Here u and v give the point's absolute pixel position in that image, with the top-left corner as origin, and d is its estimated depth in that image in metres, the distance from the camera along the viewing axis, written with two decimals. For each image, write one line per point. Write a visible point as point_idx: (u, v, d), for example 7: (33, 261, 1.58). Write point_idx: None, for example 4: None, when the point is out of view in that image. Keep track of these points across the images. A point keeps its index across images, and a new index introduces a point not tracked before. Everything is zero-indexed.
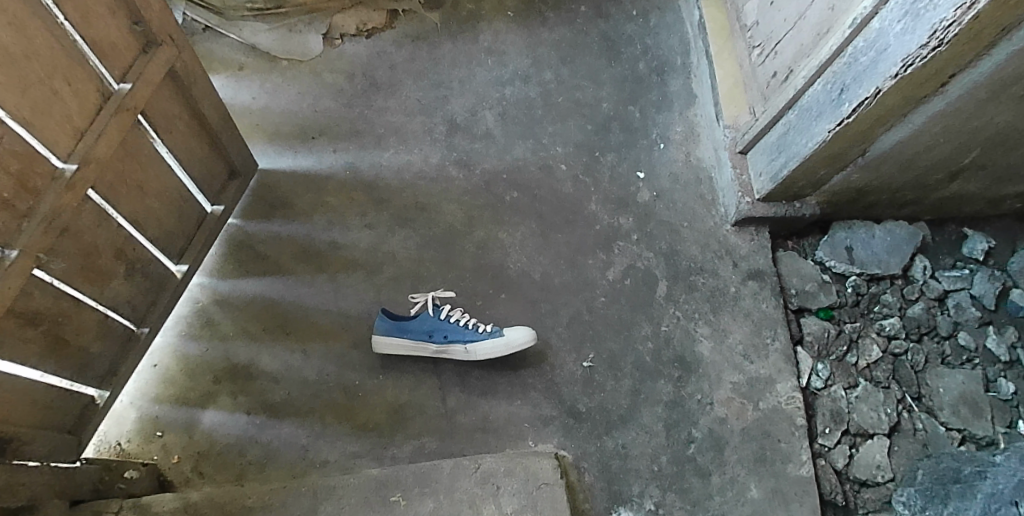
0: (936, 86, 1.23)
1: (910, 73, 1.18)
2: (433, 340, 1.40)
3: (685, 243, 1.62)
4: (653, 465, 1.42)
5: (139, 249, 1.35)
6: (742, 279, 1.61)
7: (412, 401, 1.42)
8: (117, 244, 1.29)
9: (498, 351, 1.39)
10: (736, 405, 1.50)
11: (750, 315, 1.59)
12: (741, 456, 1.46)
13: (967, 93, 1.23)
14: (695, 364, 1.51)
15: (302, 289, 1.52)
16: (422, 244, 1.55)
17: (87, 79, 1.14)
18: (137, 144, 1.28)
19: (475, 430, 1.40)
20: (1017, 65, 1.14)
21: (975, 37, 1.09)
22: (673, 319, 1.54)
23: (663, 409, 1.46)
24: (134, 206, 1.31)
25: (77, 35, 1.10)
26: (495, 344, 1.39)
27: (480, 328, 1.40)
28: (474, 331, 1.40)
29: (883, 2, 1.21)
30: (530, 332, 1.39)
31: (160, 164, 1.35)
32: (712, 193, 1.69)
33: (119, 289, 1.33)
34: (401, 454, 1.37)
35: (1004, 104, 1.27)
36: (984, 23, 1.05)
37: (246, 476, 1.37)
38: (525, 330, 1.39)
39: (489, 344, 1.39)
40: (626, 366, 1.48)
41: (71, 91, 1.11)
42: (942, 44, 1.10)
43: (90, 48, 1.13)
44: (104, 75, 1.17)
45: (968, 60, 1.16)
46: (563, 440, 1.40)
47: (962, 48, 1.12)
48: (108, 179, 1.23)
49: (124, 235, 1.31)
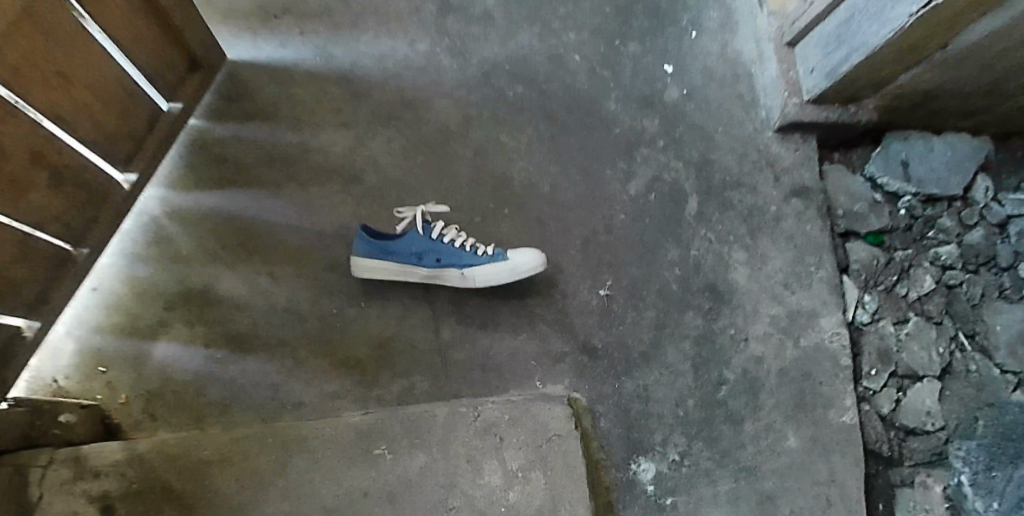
0: None
1: None
2: (423, 263, 1.17)
3: (720, 152, 1.36)
4: (678, 410, 1.23)
5: (68, 155, 1.07)
6: (785, 196, 1.37)
7: (398, 335, 1.19)
8: (35, 145, 1.01)
9: (501, 277, 1.16)
10: (774, 343, 1.30)
11: (793, 239, 1.36)
12: (778, 401, 1.28)
13: None
14: (729, 294, 1.29)
15: (270, 203, 1.25)
16: (409, 148, 1.27)
17: None
18: (48, 13, 0.97)
19: (473, 368, 1.18)
20: None
21: None
22: (703, 242, 1.30)
23: (691, 345, 1.25)
24: (55, 98, 1.02)
25: None
26: (498, 269, 1.16)
27: (479, 251, 1.17)
28: (473, 254, 1.17)
29: None
30: (541, 257, 1.17)
31: (89, 46, 1.05)
32: (751, 93, 1.41)
33: (46, 203, 1.06)
34: (387, 396, 1.17)
35: None
36: None
37: (207, 419, 1.14)
38: (534, 253, 1.17)
39: (491, 269, 1.16)
40: (649, 296, 1.25)
41: None
42: None
43: None
44: None
45: None
46: (576, 381, 1.20)
47: None
48: (5, 58, 0.93)
49: (43, 135, 1.02)
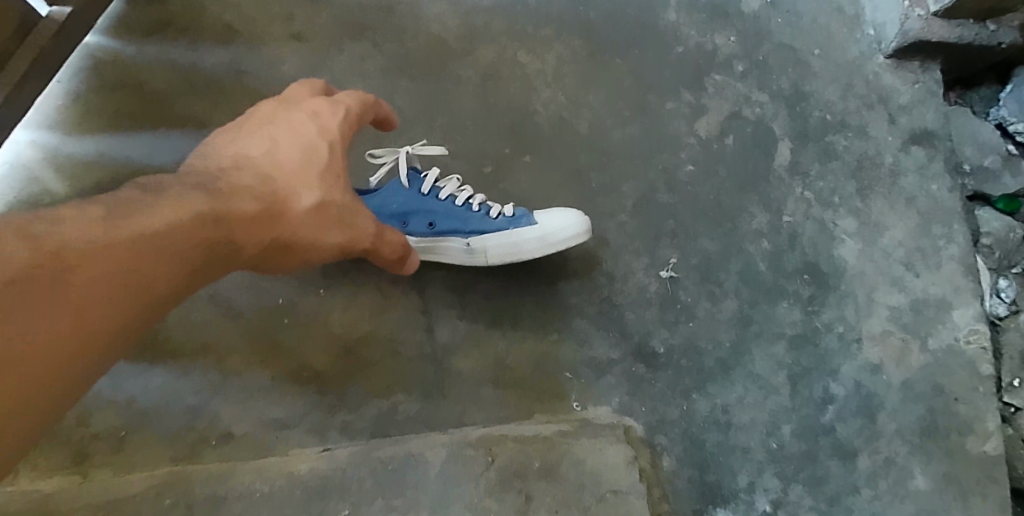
0: None
1: None
2: (411, 229, 0.80)
3: (817, 82, 0.99)
4: (769, 442, 0.87)
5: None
6: (903, 144, 1.00)
7: (375, 334, 0.82)
8: None
9: (527, 251, 0.79)
10: (896, 344, 0.94)
11: (915, 201, 0.99)
12: (901, 426, 0.91)
13: None
14: (835, 277, 0.93)
15: (193, 147, 0.86)
16: (389, 69, 0.90)
17: None
18: None
19: (481, 383, 0.81)
20: None
21: None
22: (799, 204, 0.94)
23: (786, 349, 0.89)
24: None
25: None
26: (522, 239, 0.79)
27: (490, 212, 0.80)
28: (484, 216, 0.80)
29: None
30: (587, 220, 0.80)
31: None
32: (854, 5, 1.05)
33: None
34: (354, 425, 0.79)
35: None
36: None
37: (91, 462, 0.76)
38: (575, 215, 0.80)
39: (511, 237, 0.79)
40: (727, 279, 0.89)
41: None
42: None
43: None
44: None
45: None
46: (629, 401, 0.84)
47: None
48: None
49: None
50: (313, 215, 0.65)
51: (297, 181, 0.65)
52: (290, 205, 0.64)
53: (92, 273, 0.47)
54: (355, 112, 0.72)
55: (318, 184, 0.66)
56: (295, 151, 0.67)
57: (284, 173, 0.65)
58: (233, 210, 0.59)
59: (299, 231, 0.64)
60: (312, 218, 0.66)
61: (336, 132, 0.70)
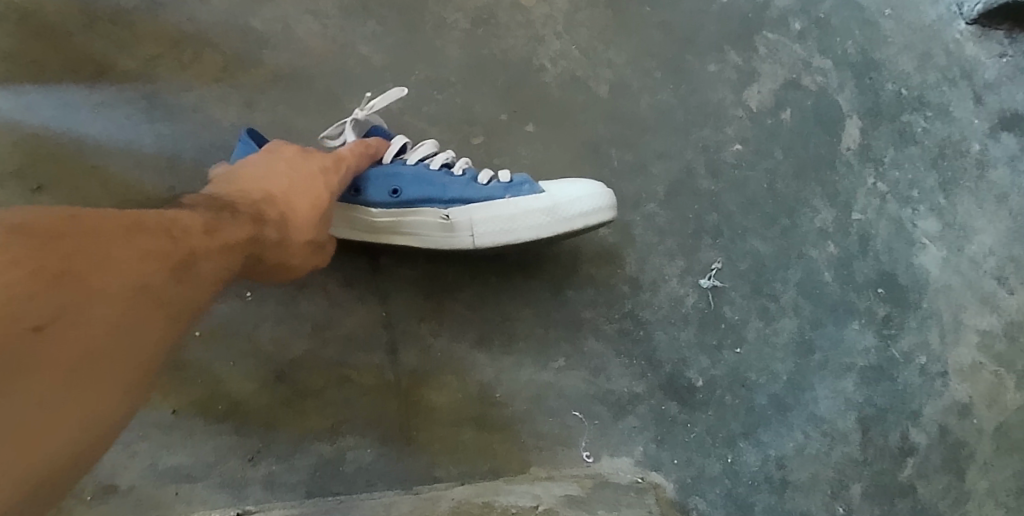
0: None
1: None
2: (370, 198, 0.60)
3: (890, 49, 0.80)
4: (834, 505, 0.67)
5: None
6: (993, 129, 0.81)
7: (319, 355, 0.61)
8: None
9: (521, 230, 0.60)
10: (989, 380, 0.74)
11: (1007, 199, 0.79)
12: (994, 485, 0.72)
13: None
14: (915, 292, 0.73)
15: (84, 103, 0.64)
16: (351, 4, 0.68)
17: None
18: None
19: (459, 422, 0.61)
20: None
21: None
22: (870, 199, 0.74)
23: (856, 384, 0.69)
24: None
25: None
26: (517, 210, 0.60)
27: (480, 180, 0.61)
28: (470, 183, 0.61)
29: None
30: (608, 193, 0.61)
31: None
32: None
33: None
34: (286, 479, 0.59)
35: None
36: None
37: None
38: (591, 186, 0.61)
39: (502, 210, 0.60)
40: (784, 291, 0.69)
41: None
42: None
43: None
44: None
45: None
46: (656, 450, 0.63)
47: None
48: None
49: None
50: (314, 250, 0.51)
51: (315, 208, 0.51)
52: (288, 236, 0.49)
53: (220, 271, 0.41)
54: (352, 163, 0.56)
55: (325, 222, 0.52)
56: (307, 182, 0.51)
57: (301, 197, 0.50)
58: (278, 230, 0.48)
59: (295, 262, 0.50)
60: (310, 252, 0.51)
61: (342, 169, 0.55)
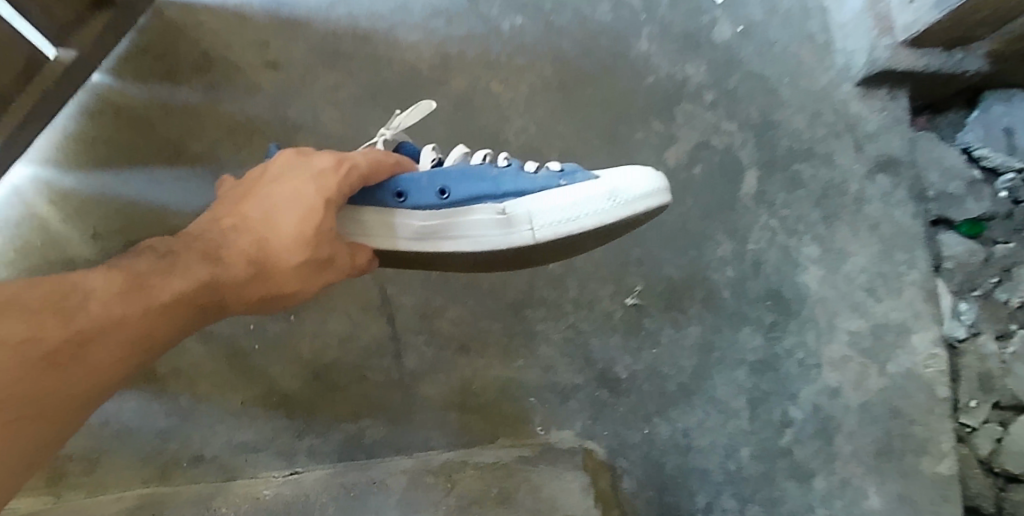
0: None
1: None
2: (421, 200, 0.75)
3: (786, 111, 1.02)
4: (727, 463, 0.90)
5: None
6: (869, 172, 1.03)
7: (344, 360, 0.85)
8: None
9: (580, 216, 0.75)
10: (855, 369, 0.97)
11: (878, 228, 1.02)
12: (857, 448, 0.95)
13: None
14: (797, 303, 0.96)
15: (169, 179, 0.87)
16: (363, 96, 0.90)
17: None
18: None
19: (446, 407, 0.84)
20: None
21: None
22: (763, 232, 0.97)
23: (746, 374, 0.92)
24: None
25: None
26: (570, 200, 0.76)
27: (512, 174, 0.77)
28: (507, 180, 0.77)
29: None
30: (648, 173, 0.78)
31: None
32: (826, 33, 1.07)
33: None
34: (323, 448, 0.83)
35: None
36: None
37: (70, 479, 0.83)
38: (622, 170, 0.78)
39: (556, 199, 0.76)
40: (692, 305, 0.92)
41: None
42: None
43: None
44: None
45: None
46: (591, 425, 0.87)
47: None
48: None
49: None
50: (305, 266, 0.64)
51: (293, 236, 0.64)
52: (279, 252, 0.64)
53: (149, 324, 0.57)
54: (363, 168, 0.69)
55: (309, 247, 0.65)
56: (287, 216, 0.64)
57: (280, 229, 0.64)
58: (236, 270, 0.62)
59: (277, 285, 0.64)
60: (301, 271, 0.65)
61: (344, 171, 0.67)
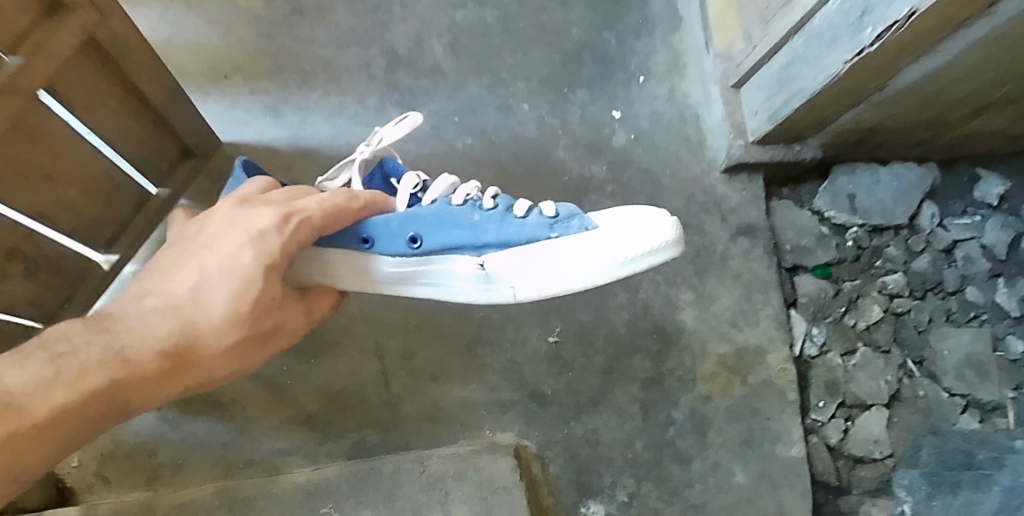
0: (983, 5, 1.03)
1: None
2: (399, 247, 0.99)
3: (667, 196, 1.41)
4: (626, 452, 1.27)
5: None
6: (732, 236, 1.41)
7: (350, 389, 1.22)
8: (10, 242, 0.93)
9: (560, 285, 1.00)
10: (723, 381, 1.33)
11: (739, 276, 1.39)
12: (725, 439, 1.30)
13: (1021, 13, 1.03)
14: (676, 335, 1.33)
15: None
16: None
17: None
18: (38, 129, 0.89)
19: (423, 419, 1.21)
20: None
21: None
22: (651, 285, 1.35)
23: (639, 388, 1.29)
24: (47, 203, 0.95)
25: None
26: (548, 255, 1.00)
27: (484, 225, 1.00)
28: (477, 230, 1.00)
29: None
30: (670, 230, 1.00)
31: (47, 117, 0.89)
32: (699, 135, 1.46)
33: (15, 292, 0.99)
34: (337, 450, 1.20)
35: None
36: None
37: (160, 479, 1.18)
38: (632, 220, 1.00)
39: (531, 254, 1.00)
40: (598, 340, 1.29)
41: None
42: None
43: None
44: None
45: None
46: (525, 428, 1.24)
47: None
48: None
49: (21, 234, 0.95)
50: (227, 348, 0.85)
51: (223, 320, 0.84)
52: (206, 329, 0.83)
53: (14, 446, 0.71)
54: (316, 224, 0.90)
55: (230, 332, 0.84)
56: (219, 301, 0.84)
57: (212, 315, 0.84)
58: (147, 366, 0.79)
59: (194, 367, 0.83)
60: (225, 352, 0.85)
61: (289, 230, 0.88)
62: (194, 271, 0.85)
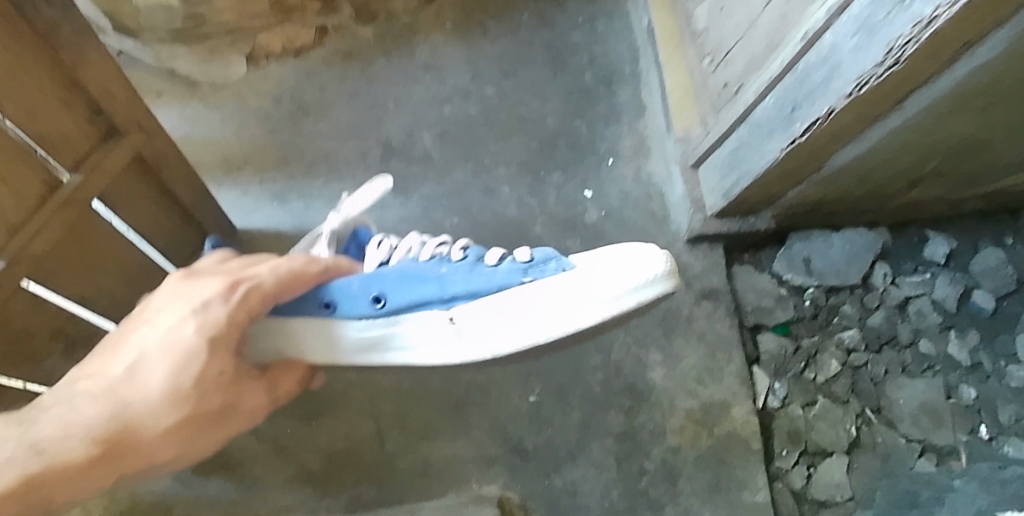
0: (895, 99, 1.19)
1: (865, 91, 1.14)
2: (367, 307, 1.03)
3: None
4: (603, 501, 1.38)
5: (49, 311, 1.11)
6: (695, 300, 1.56)
7: (348, 448, 1.35)
8: (56, 324, 1.09)
9: (535, 332, 0.98)
10: (691, 433, 1.45)
11: (703, 336, 1.53)
12: (695, 487, 1.41)
13: (926, 107, 1.19)
14: (647, 392, 1.46)
15: None
16: None
17: (35, 173, 0.96)
18: (95, 230, 1.10)
19: (415, 475, 1.34)
20: (976, 80, 1.11)
21: (936, 50, 1.04)
22: (622, 347, 1.50)
23: (613, 441, 1.42)
24: (92, 290, 1.14)
25: (19, 129, 0.91)
26: (519, 300, 1.00)
27: (451, 277, 1.04)
28: (443, 284, 1.03)
29: (834, 17, 1.15)
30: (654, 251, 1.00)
31: (97, 220, 1.09)
32: (664, 210, 1.63)
33: (61, 367, 1.15)
34: (335, 505, 1.30)
35: (963, 114, 1.24)
36: (943, 39, 1.01)
37: None
38: (617, 250, 1.01)
39: (501, 301, 1.00)
40: (574, 399, 1.44)
41: (15, 191, 0.93)
42: (898, 63, 1.06)
43: (44, 145, 0.96)
44: (55, 168, 1.00)
45: (929, 75, 1.12)
46: (508, 480, 1.36)
47: (919, 64, 1.08)
48: (52, 268, 1.03)
49: (65, 316, 1.10)
50: (168, 428, 0.86)
51: (161, 399, 0.86)
52: (147, 407, 0.85)
53: None
54: (263, 292, 0.97)
55: (169, 412, 0.86)
56: (159, 380, 0.86)
57: (150, 396, 0.85)
58: (74, 454, 0.79)
59: (132, 452, 0.84)
60: (166, 432, 0.86)
61: (235, 299, 0.94)
62: (136, 353, 0.89)
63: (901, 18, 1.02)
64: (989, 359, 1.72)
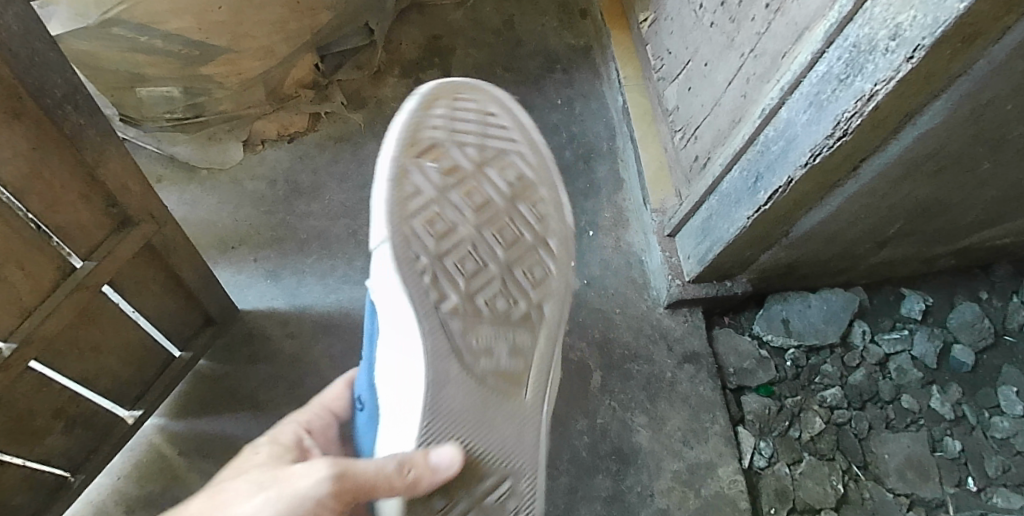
0: (849, 167, 1.27)
1: (819, 161, 1.21)
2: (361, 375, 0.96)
3: (618, 330, 1.63)
4: None
5: (52, 391, 1.17)
6: (678, 363, 1.61)
7: None
8: (58, 404, 1.19)
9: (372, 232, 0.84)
10: (678, 495, 1.47)
11: (687, 398, 1.57)
12: None
13: (880, 173, 1.26)
14: (633, 455, 1.49)
15: (230, 422, 1.47)
16: (347, 350, 1.54)
17: (47, 259, 1.05)
18: (98, 311, 1.18)
19: None
20: (923, 146, 1.17)
21: (881, 123, 1.12)
22: (609, 411, 1.54)
23: (601, 505, 1.45)
24: (88, 368, 1.22)
25: (40, 223, 1.00)
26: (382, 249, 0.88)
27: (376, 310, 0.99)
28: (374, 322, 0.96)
29: (789, 94, 1.25)
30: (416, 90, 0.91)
31: (104, 303, 1.19)
32: (643, 277, 1.71)
33: (56, 442, 1.24)
34: None
35: (917, 181, 1.31)
36: (886, 112, 1.09)
37: None
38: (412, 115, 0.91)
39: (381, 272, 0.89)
40: (562, 463, 1.48)
41: (27, 276, 1.03)
42: (845, 135, 1.13)
43: (60, 235, 1.05)
44: (67, 254, 1.09)
45: (877, 144, 1.20)
46: None
47: (867, 136, 1.15)
48: (54, 349, 1.13)
49: (68, 395, 1.21)
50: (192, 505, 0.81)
51: None
52: None
53: None
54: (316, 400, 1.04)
55: None
56: None
57: None
58: None
59: None
60: None
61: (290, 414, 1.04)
62: None
63: (847, 93, 1.11)
64: (972, 412, 1.75)
